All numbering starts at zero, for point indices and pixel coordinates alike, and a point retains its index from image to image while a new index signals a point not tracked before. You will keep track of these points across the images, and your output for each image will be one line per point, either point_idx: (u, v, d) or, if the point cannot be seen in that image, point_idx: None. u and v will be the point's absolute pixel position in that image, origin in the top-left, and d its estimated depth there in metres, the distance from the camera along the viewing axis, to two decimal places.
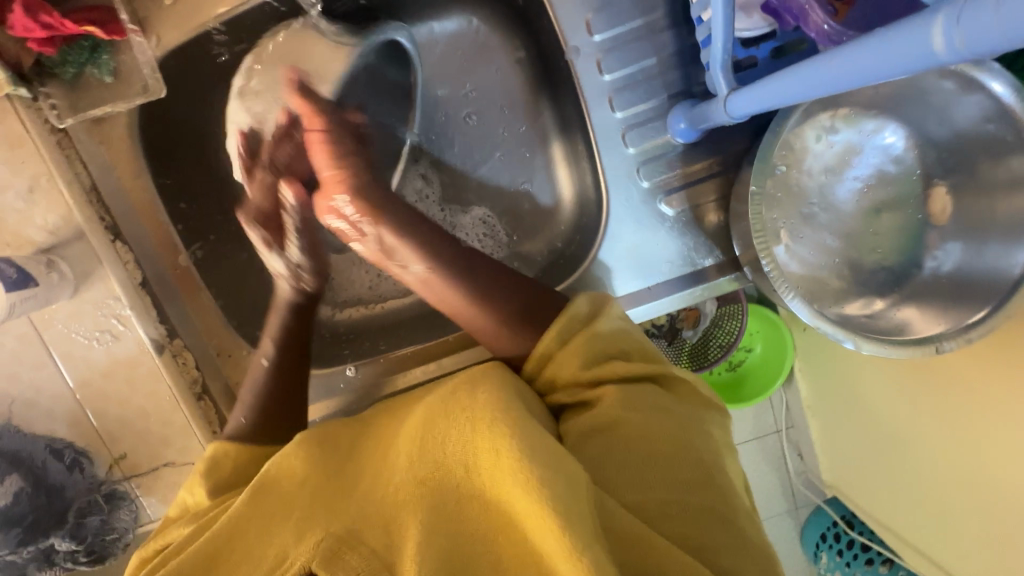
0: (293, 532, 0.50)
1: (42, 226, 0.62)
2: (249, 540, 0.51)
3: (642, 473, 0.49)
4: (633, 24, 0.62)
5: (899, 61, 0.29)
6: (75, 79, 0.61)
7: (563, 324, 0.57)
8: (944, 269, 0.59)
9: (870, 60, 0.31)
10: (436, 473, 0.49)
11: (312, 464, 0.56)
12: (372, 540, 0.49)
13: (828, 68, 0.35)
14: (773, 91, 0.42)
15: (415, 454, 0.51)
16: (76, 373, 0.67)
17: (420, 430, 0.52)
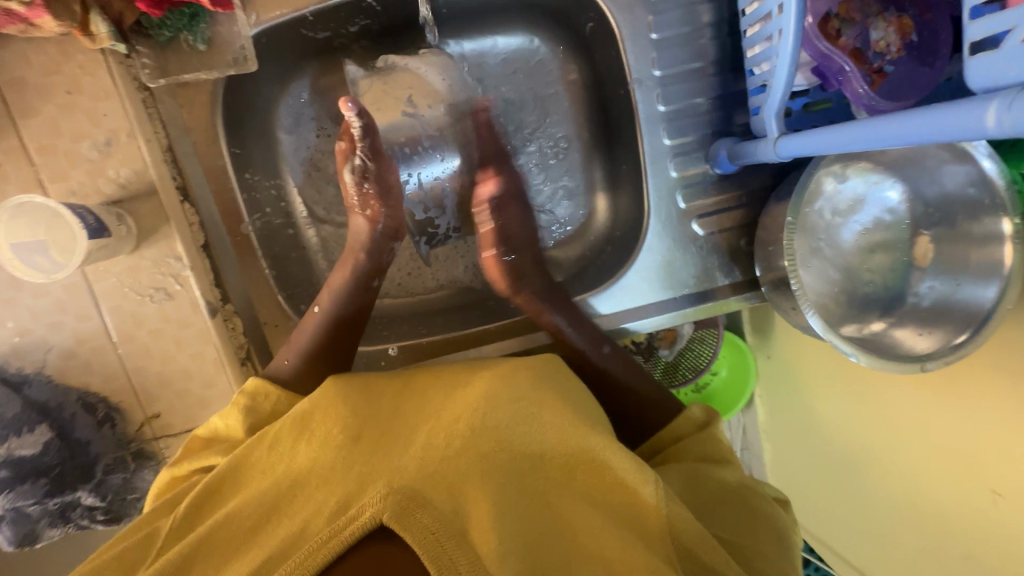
0: (355, 482, 0.53)
1: (114, 179, 0.63)
2: (309, 490, 0.53)
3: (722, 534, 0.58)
4: (686, 66, 0.70)
5: (951, 131, 0.38)
6: (167, 43, 0.63)
7: (680, 421, 0.70)
8: (924, 302, 0.70)
9: (925, 126, 0.40)
10: (493, 451, 0.55)
11: (365, 423, 0.59)
12: (439, 502, 0.50)
13: (882, 128, 0.44)
14: (824, 140, 0.51)
15: (475, 422, 0.56)
16: (122, 328, 0.67)
17: (482, 401, 0.58)
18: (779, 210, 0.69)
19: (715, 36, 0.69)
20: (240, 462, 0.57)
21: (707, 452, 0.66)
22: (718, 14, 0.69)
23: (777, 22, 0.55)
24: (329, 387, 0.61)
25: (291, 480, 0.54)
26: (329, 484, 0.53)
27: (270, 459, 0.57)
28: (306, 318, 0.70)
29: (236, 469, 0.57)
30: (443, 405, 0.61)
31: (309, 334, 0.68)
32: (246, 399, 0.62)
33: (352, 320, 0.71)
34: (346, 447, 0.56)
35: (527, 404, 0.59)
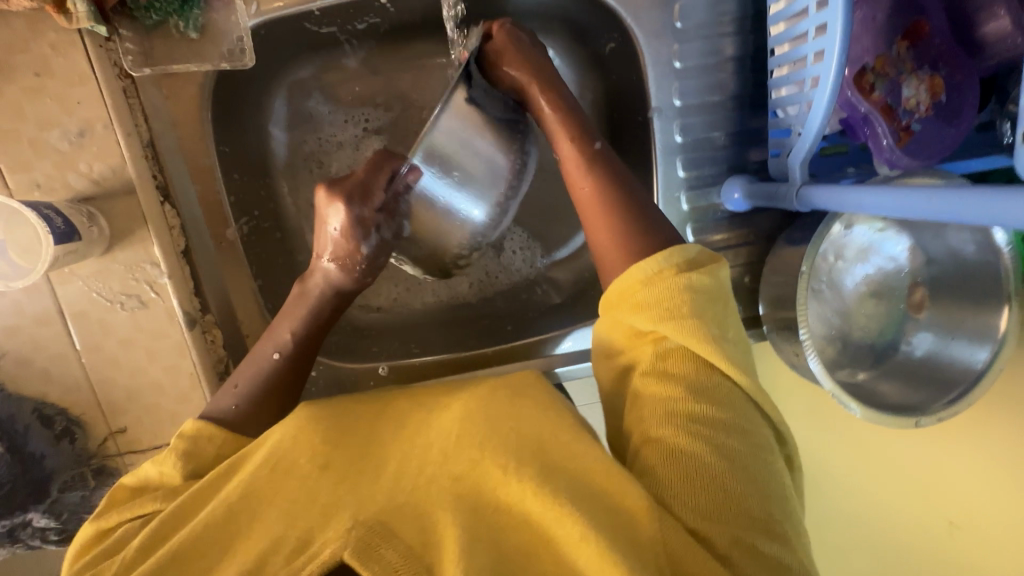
0: (318, 515, 0.48)
1: (86, 174, 0.57)
2: (268, 518, 0.49)
3: (708, 491, 0.47)
4: (707, 98, 0.68)
5: (1008, 218, 0.38)
6: (153, 27, 0.57)
7: (665, 256, 0.54)
8: (916, 353, 0.71)
9: (975, 206, 0.40)
10: (470, 479, 0.50)
11: (338, 446, 0.52)
12: (406, 534, 0.47)
13: (925, 202, 0.44)
14: (856, 198, 0.51)
15: (449, 449, 0.51)
16: (87, 336, 0.61)
17: (458, 425, 0.53)
18: (794, 253, 0.68)
19: (737, 71, 0.67)
20: (199, 493, 0.51)
21: (683, 310, 0.51)
22: (743, 49, 0.67)
23: (813, 70, 0.53)
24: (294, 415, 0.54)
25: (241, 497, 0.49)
26: (294, 517, 0.48)
27: (227, 484, 0.51)
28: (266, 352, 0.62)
29: (195, 499, 0.50)
30: (418, 424, 0.55)
31: (255, 375, 0.61)
32: (186, 445, 0.55)
33: (309, 354, 0.64)
34: (313, 477, 0.50)
35: (506, 424, 0.52)
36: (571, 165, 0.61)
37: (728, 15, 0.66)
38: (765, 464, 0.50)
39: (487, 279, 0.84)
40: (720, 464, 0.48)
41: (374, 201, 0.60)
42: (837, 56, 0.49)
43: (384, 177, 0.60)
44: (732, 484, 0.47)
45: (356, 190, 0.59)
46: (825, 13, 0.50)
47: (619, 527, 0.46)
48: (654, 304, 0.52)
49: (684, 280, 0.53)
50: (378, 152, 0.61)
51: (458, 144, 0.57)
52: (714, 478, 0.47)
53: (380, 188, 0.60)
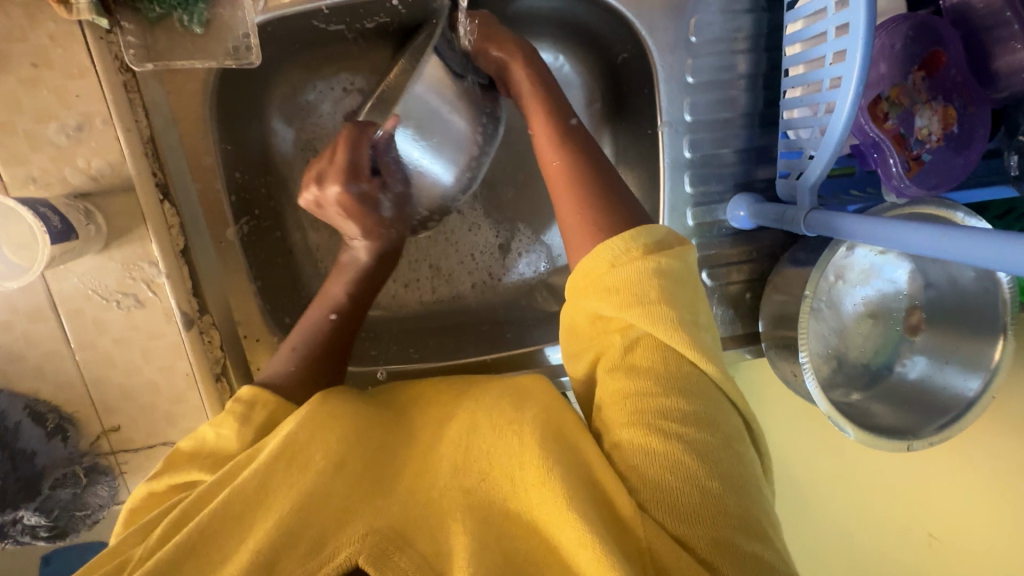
0: (331, 518, 0.49)
1: (84, 169, 0.55)
2: (272, 508, 0.49)
3: (688, 495, 0.46)
4: (718, 114, 0.68)
5: (1011, 265, 0.38)
6: (157, 20, 0.55)
7: (629, 239, 0.53)
8: (909, 377, 0.72)
9: (982, 253, 0.40)
10: (481, 487, 0.51)
11: (353, 450, 0.53)
12: (421, 544, 0.48)
13: (935, 242, 0.43)
14: (864, 231, 0.51)
15: (460, 462, 0.53)
16: (82, 333, 0.60)
17: (466, 438, 0.54)
18: (799, 275, 0.68)
19: (750, 89, 0.67)
20: (227, 474, 0.51)
21: (650, 296, 0.50)
22: (756, 66, 0.66)
23: (829, 94, 0.53)
24: (314, 406, 0.54)
25: (258, 485, 0.49)
26: (305, 516, 0.48)
27: (235, 470, 0.51)
28: (316, 319, 0.63)
29: (215, 488, 0.50)
30: (435, 437, 0.56)
31: (307, 335, 0.62)
32: (242, 408, 0.55)
33: (358, 313, 0.65)
34: (325, 473, 0.50)
35: (518, 428, 0.52)
36: (546, 147, 0.62)
37: (743, 32, 0.65)
38: (744, 465, 0.49)
39: (489, 278, 0.86)
40: (699, 462, 0.47)
41: (368, 175, 0.61)
42: (856, 83, 0.49)
43: (368, 152, 0.60)
44: (710, 483, 0.47)
45: (347, 171, 0.59)
46: (846, 40, 0.49)
47: (614, 536, 0.45)
48: (619, 291, 0.51)
49: (651, 264, 0.51)
50: (346, 129, 0.60)
51: (435, 109, 0.63)
52: (694, 475, 0.46)
53: (367, 162, 0.60)
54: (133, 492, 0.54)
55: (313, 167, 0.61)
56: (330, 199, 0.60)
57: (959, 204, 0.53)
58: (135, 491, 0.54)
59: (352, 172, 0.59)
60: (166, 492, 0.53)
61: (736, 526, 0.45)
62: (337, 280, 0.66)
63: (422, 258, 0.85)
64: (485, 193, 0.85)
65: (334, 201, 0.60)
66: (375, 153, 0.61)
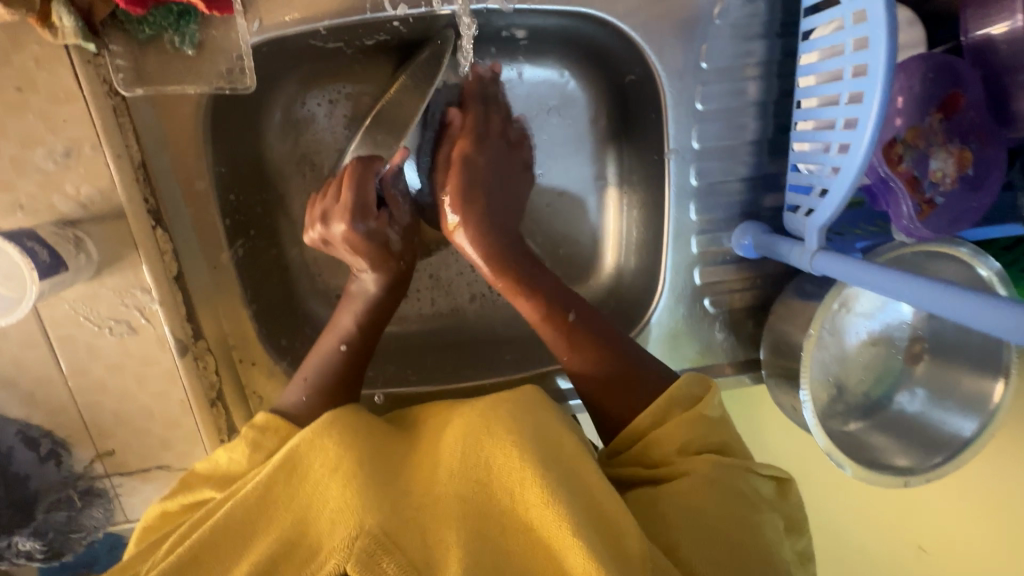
0: (328, 523, 0.48)
1: (73, 196, 0.54)
2: (272, 514, 0.49)
3: (709, 551, 0.47)
4: (725, 142, 0.66)
5: (1001, 329, 0.37)
6: (147, 40, 0.52)
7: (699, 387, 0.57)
8: (909, 410, 0.71)
9: (976, 313, 0.39)
10: (477, 495, 0.50)
11: (360, 452, 0.52)
12: (411, 549, 0.46)
13: (932, 293, 0.43)
14: (871, 280, 0.49)
15: (453, 468, 0.51)
16: (74, 360, 0.59)
17: (459, 444, 0.52)
18: (804, 308, 0.67)
19: (760, 116, 0.65)
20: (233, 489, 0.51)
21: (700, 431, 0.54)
22: (766, 93, 0.65)
23: (843, 134, 0.52)
24: (333, 414, 0.54)
25: (258, 493, 0.50)
26: (305, 526, 0.49)
27: (241, 481, 0.52)
28: (327, 348, 0.62)
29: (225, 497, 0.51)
30: (434, 441, 0.56)
31: (320, 364, 0.61)
32: (254, 433, 0.55)
33: (370, 340, 0.63)
34: (321, 482, 0.50)
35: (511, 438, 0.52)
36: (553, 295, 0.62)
37: (753, 58, 0.64)
38: (759, 519, 0.50)
39: (489, 292, 0.84)
40: (709, 516, 0.49)
41: (377, 210, 0.60)
42: (872, 127, 0.47)
43: (374, 185, 0.59)
44: (721, 534, 0.48)
45: (356, 208, 0.58)
46: (863, 82, 0.48)
47: (612, 559, 0.45)
48: (670, 437, 0.54)
49: (714, 412, 0.55)
50: (353, 164, 0.59)
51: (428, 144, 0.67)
52: (705, 526, 0.48)
53: (373, 198, 0.59)
54: (146, 512, 0.54)
55: (318, 202, 0.60)
56: (336, 234, 0.58)
57: (966, 241, 0.54)
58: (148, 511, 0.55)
59: (360, 211, 0.58)
60: (178, 510, 0.53)
61: None
62: (344, 310, 0.64)
63: (422, 269, 0.83)
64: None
65: (340, 237, 0.59)
66: (382, 182, 0.60)
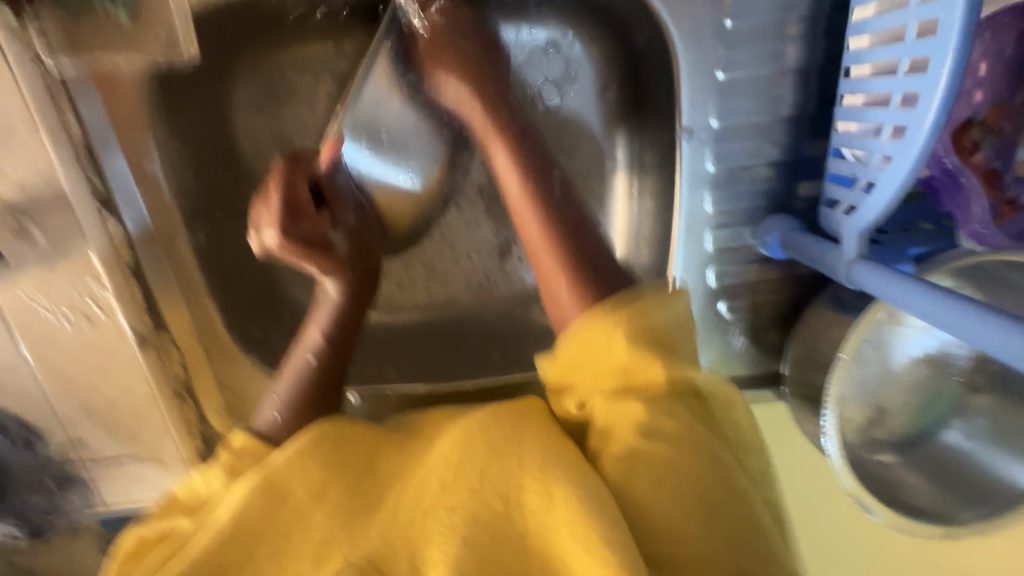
0: (310, 557, 0.41)
1: (14, 180, 0.50)
2: (257, 561, 0.42)
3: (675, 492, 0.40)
4: (755, 118, 0.55)
5: None
6: (76, 5, 0.47)
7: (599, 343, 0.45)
8: (958, 445, 0.60)
9: None
10: (471, 500, 0.41)
11: (329, 475, 0.45)
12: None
13: (992, 325, 0.33)
14: (920, 306, 0.39)
15: (448, 478, 0.43)
16: (36, 349, 0.57)
17: (457, 451, 0.44)
18: (840, 322, 0.56)
19: (799, 85, 0.54)
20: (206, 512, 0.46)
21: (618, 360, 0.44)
22: (809, 57, 0.53)
23: (897, 115, 0.40)
24: (322, 428, 0.48)
25: (236, 523, 0.43)
26: (286, 557, 0.41)
27: (221, 506, 0.45)
28: (292, 361, 0.57)
29: (197, 528, 0.45)
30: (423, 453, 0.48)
31: (293, 381, 0.55)
32: (230, 458, 0.50)
33: (344, 352, 0.58)
34: (304, 508, 0.44)
35: (513, 448, 0.43)
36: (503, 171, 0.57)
37: (796, 12, 0.51)
38: (729, 467, 0.42)
39: (485, 283, 0.75)
40: (676, 473, 0.40)
41: (312, 209, 0.54)
42: (937, 109, 0.36)
43: (306, 183, 0.54)
44: (691, 481, 0.40)
45: (285, 211, 0.52)
46: (929, 45, 0.36)
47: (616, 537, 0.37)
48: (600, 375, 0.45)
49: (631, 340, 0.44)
50: (278, 165, 0.53)
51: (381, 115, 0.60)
52: (664, 473, 0.40)
53: (308, 196, 0.54)
54: (118, 544, 0.48)
55: (252, 212, 0.54)
56: (267, 240, 0.52)
57: None
58: (123, 538, 0.48)
59: (284, 211, 0.52)
60: (155, 539, 0.47)
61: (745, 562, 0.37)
62: (310, 322, 0.58)
63: (414, 257, 0.74)
64: (495, 194, 0.72)
65: (278, 247, 0.52)
66: (316, 179, 0.56)
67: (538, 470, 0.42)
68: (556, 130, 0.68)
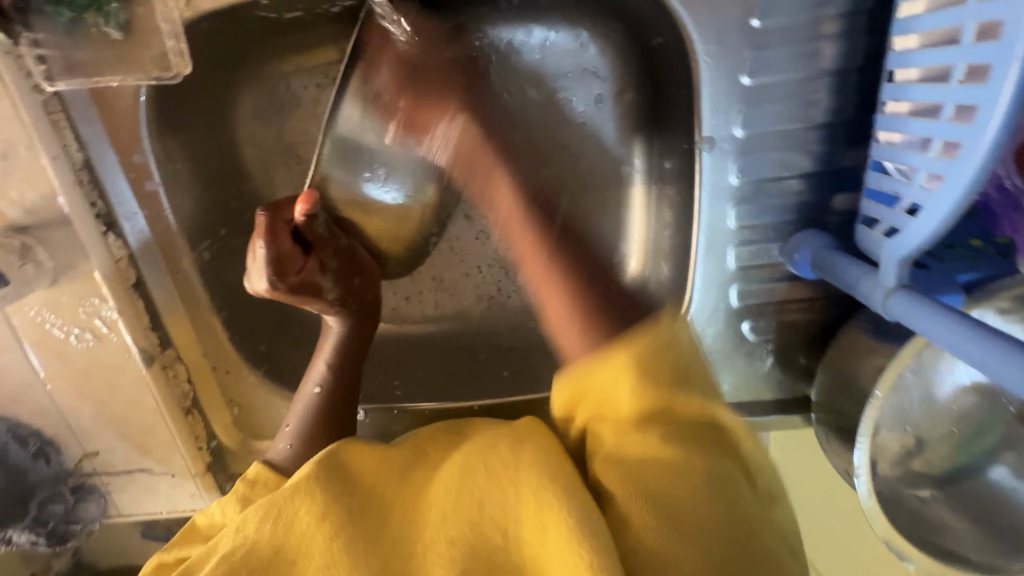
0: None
1: (17, 201, 0.50)
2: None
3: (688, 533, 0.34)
4: (784, 125, 0.50)
5: None
6: (71, 24, 0.45)
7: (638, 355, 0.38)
8: (1004, 486, 0.55)
9: None
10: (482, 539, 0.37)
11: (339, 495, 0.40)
12: None
13: None
14: (970, 352, 0.34)
15: (452, 504, 0.38)
16: (46, 365, 0.57)
17: (461, 480, 0.40)
18: (875, 351, 0.51)
19: (836, 87, 0.48)
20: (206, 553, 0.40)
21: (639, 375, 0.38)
22: (846, 59, 0.48)
23: (948, 129, 0.35)
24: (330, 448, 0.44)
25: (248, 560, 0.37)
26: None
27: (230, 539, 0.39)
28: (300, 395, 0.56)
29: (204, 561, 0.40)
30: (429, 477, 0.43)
31: (301, 415, 0.55)
32: (245, 487, 0.48)
33: (352, 382, 0.58)
34: (311, 534, 0.38)
35: (548, 492, 0.36)
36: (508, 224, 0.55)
37: (831, 8, 0.46)
38: (722, 476, 0.37)
39: (496, 295, 0.72)
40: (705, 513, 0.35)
41: (301, 259, 0.54)
42: (995, 128, 0.31)
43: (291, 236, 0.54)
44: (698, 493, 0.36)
45: (273, 264, 0.53)
46: (991, 51, 0.31)
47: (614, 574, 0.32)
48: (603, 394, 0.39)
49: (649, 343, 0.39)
50: (260, 217, 0.53)
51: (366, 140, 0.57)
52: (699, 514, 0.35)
53: (294, 246, 0.54)
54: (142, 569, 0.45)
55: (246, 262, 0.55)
56: (256, 279, 0.54)
57: None
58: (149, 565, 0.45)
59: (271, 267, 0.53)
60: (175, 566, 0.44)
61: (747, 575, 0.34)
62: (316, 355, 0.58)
63: (423, 268, 0.72)
64: None
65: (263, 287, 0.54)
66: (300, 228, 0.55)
67: (549, 504, 0.36)
68: (568, 136, 0.64)
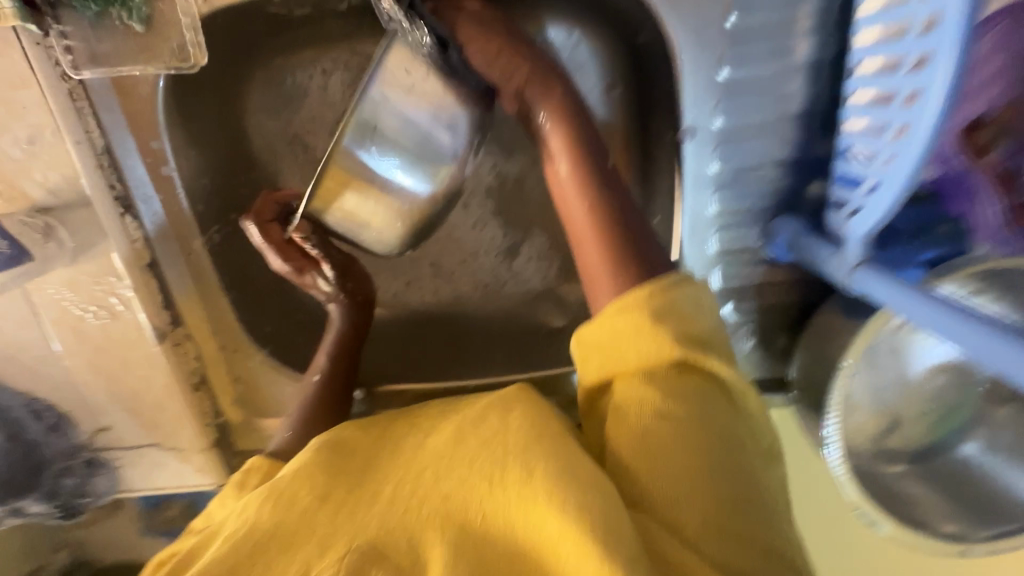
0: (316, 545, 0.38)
1: (41, 183, 0.54)
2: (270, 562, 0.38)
3: (676, 472, 0.37)
4: (762, 115, 0.53)
5: None
6: (97, 18, 0.49)
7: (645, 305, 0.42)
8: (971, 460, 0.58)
9: None
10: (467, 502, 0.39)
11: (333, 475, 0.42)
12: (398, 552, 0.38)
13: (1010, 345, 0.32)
14: (926, 318, 0.37)
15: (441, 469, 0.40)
16: (63, 342, 0.60)
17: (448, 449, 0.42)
18: (847, 330, 0.54)
19: (811, 81, 0.52)
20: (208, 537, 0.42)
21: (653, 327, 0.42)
22: (821, 54, 0.51)
23: (902, 114, 0.38)
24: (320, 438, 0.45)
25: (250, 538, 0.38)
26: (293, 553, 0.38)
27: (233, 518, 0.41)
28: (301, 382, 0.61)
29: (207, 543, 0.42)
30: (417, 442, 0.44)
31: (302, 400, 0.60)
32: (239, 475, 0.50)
33: (347, 370, 0.62)
34: (312, 512, 0.40)
35: (539, 475, 0.38)
36: (585, 236, 0.52)
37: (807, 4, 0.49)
38: (715, 422, 0.39)
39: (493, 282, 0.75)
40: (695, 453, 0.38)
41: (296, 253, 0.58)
42: (938, 111, 0.34)
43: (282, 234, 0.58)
44: (691, 440, 0.38)
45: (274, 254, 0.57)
46: (930, 42, 0.34)
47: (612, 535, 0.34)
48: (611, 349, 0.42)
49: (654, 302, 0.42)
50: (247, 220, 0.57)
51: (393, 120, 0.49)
52: (689, 452, 0.37)
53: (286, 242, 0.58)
54: None
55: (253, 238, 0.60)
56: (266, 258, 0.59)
57: None
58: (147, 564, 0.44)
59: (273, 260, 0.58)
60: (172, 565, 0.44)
61: (731, 511, 0.36)
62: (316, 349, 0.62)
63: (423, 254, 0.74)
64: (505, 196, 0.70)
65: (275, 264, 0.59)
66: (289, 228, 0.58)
67: (546, 479, 0.38)
68: None
